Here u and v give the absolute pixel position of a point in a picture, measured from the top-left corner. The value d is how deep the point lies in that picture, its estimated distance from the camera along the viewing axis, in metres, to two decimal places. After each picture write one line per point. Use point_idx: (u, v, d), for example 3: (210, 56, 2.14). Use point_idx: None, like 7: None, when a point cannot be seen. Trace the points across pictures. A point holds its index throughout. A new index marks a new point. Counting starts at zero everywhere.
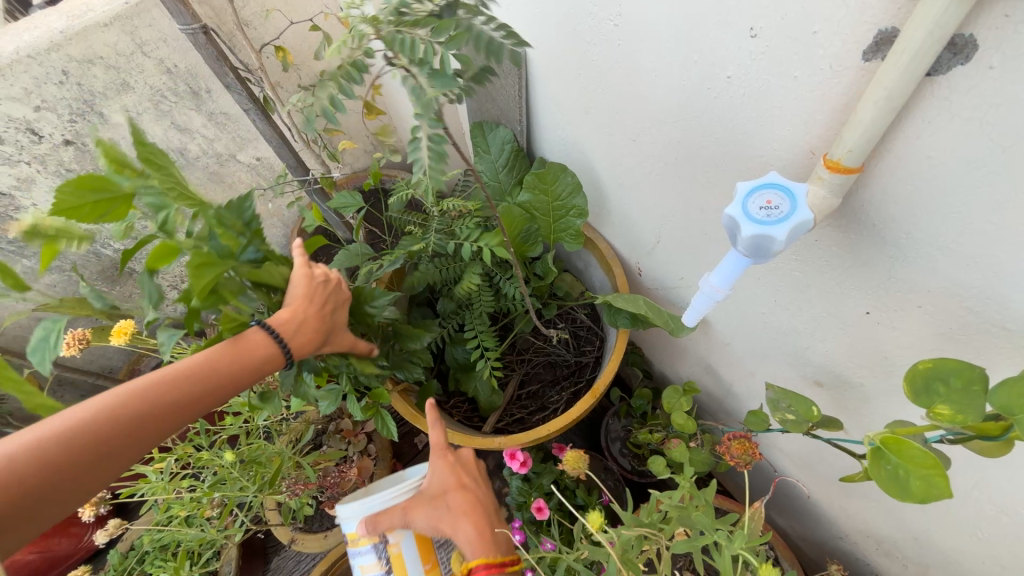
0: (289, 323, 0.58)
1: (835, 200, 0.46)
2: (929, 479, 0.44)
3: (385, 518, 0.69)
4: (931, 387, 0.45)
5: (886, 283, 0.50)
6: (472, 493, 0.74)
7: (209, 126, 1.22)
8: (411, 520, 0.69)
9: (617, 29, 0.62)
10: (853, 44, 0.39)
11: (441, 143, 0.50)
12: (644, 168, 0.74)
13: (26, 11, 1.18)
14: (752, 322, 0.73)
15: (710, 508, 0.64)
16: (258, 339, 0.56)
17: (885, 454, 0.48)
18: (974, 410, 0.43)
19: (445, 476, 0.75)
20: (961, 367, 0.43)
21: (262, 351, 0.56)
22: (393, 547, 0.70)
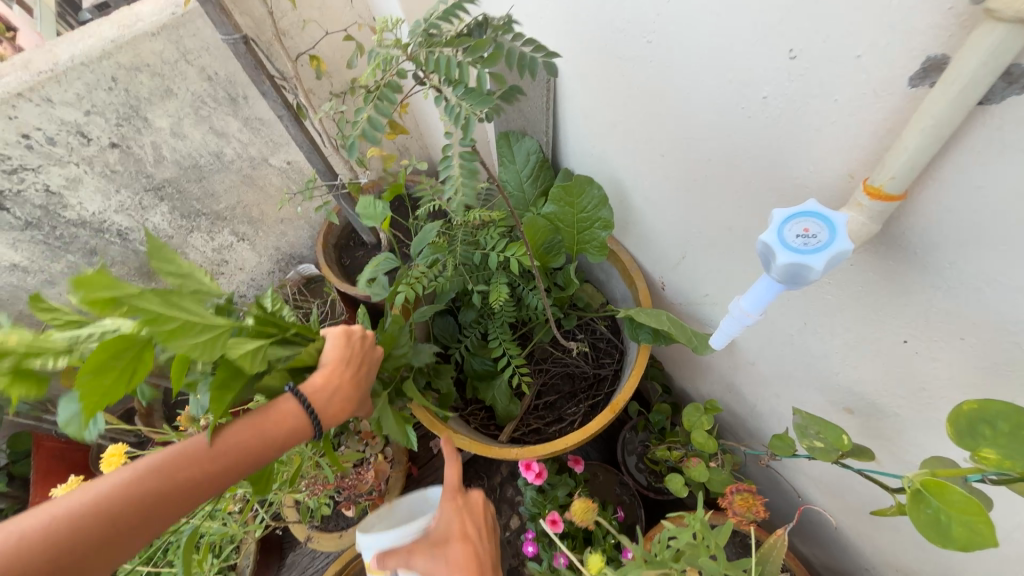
0: (323, 391, 0.59)
1: (875, 226, 0.44)
2: (971, 525, 0.43)
3: (392, 557, 0.70)
4: (976, 429, 0.43)
5: (926, 312, 0.49)
6: (477, 547, 0.71)
7: (244, 131, 1.26)
8: (413, 563, 0.70)
9: (650, 46, 0.62)
10: (899, 70, 0.38)
11: (472, 161, 0.56)
12: (672, 185, 0.74)
13: (77, 16, 1.27)
14: (780, 344, 0.72)
15: (720, 551, 0.63)
16: (292, 408, 0.56)
17: (925, 497, 0.46)
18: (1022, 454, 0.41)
19: (450, 523, 0.73)
20: (1010, 410, 0.42)
21: (294, 423, 0.56)
22: None
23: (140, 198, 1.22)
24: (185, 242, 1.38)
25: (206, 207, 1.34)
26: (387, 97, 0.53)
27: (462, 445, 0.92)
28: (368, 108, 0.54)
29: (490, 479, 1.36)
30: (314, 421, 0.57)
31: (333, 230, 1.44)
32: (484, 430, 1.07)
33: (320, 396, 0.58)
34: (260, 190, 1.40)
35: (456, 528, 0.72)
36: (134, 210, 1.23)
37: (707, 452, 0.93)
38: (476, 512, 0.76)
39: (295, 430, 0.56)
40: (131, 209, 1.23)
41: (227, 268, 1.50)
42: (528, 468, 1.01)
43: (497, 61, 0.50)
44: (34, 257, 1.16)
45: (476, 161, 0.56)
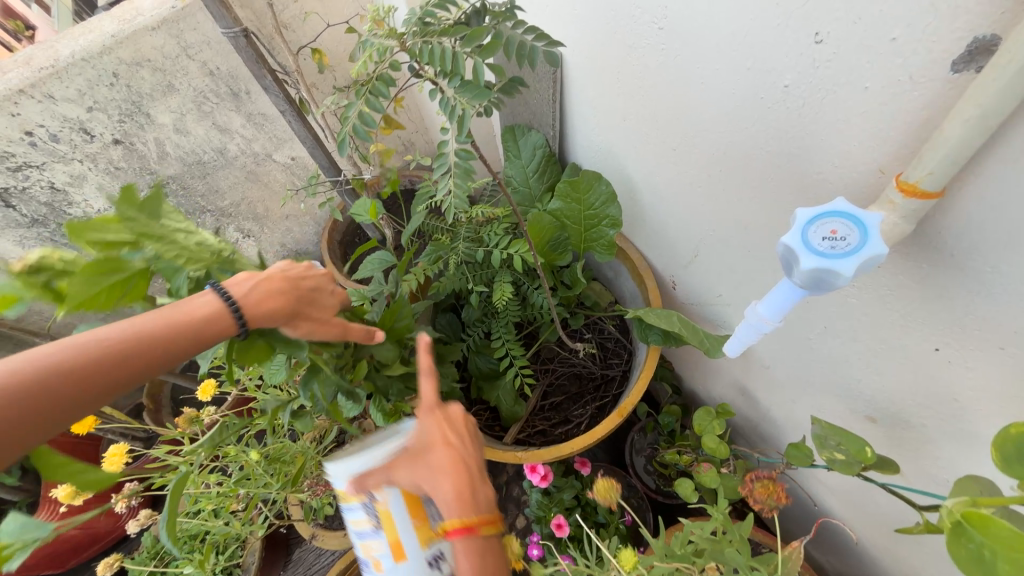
0: (246, 285, 0.51)
1: (906, 227, 0.41)
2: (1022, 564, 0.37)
3: (371, 470, 0.52)
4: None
5: (961, 319, 0.45)
6: (461, 449, 0.53)
7: (248, 126, 1.25)
8: (393, 479, 0.52)
9: (662, 32, 0.58)
10: (940, 54, 0.34)
11: (467, 159, 0.53)
12: (686, 182, 0.70)
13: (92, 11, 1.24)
14: (797, 347, 0.68)
15: (745, 544, 0.62)
16: (207, 302, 0.48)
17: (967, 530, 0.41)
18: None
19: (427, 429, 0.54)
20: None
21: (209, 314, 0.47)
22: (380, 505, 0.53)
23: (145, 195, 1.22)
24: None
25: (210, 203, 1.33)
26: (379, 91, 0.50)
27: None
28: (360, 101, 0.51)
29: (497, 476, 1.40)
30: (236, 315, 0.48)
31: (338, 226, 1.43)
32: (488, 431, 1.05)
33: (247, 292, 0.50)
34: (265, 186, 1.39)
35: (434, 433, 0.54)
36: None
37: (718, 457, 0.90)
38: (456, 417, 0.56)
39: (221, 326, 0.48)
40: None
41: None
42: (533, 471, 0.99)
43: (495, 51, 0.47)
44: (42, 253, 1.19)
45: (470, 158, 0.53)
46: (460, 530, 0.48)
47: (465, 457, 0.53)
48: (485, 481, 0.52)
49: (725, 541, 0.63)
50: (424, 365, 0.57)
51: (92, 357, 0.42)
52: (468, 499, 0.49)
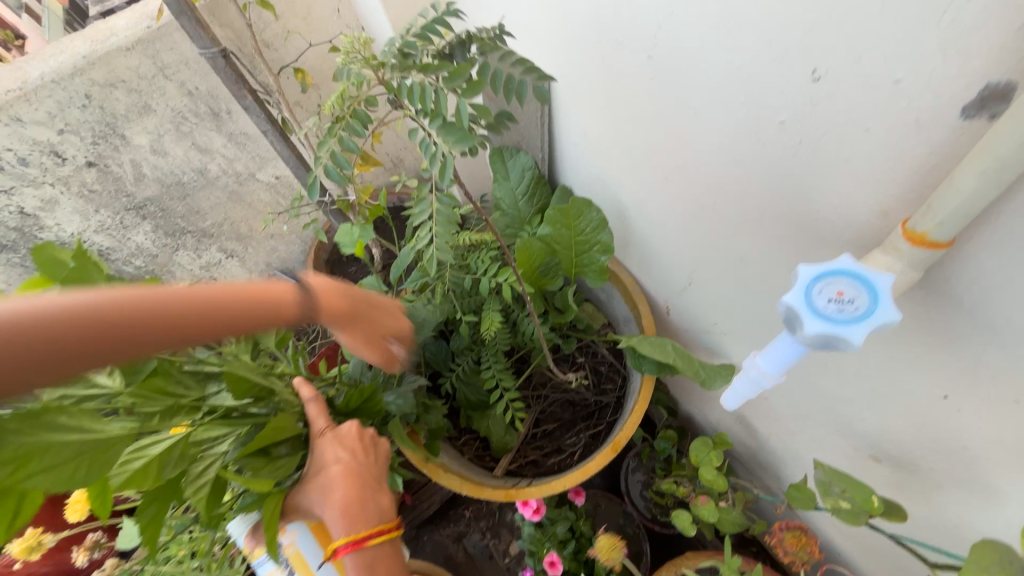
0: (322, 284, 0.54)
1: (914, 275, 0.38)
2: None
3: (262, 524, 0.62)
4: None
5: (972, 368, 0.42)
6: (358, 465, 0.60)
7: (229, 146, 1.21)
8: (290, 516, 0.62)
9: (651, 61, 0.55)
10: (950, 98, 0.32)
11: (450, 205, 0.56)
12: (679, 211, 0.68)
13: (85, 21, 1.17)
14: (796, 383, 0.65)
15: None
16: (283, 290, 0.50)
17: None
18: None
19: (324, 449, 0.61)
20: None
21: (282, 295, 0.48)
22: (289, 547, 0.63)
23: (121, 217, 1.18)
24: (171, 260, 1.33)
25: (191, 224, 1.29)
26: (353, 129, 0.48)
27: (452, 486, 0.85)
28: (331, 139, 0.49)
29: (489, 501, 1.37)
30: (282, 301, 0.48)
31: (324, 246, 1.39)
32: (478, 462, 1.01)
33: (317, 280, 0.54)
34: (248, 206, 1.35)
35: (329, 453, 0.60)
36: (116, 229, 1.19)
37: (716, 490, 0.87)
38: (350, 433, 0.62)
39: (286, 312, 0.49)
40: (112, 229, 1.19)
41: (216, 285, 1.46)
42: (525, 504, 0.96)
43: (479, 89, 0.42)
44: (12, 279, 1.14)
45: (453, 205, 0.56)
46: (352, 544, 0.55)
47: (358, 471, 0.60)
48: (377, 492, 0.60)
49: None
50: (308, 396, 0.65)
51: (183, 308, 0.41)
52: (356, 512, 0.57)
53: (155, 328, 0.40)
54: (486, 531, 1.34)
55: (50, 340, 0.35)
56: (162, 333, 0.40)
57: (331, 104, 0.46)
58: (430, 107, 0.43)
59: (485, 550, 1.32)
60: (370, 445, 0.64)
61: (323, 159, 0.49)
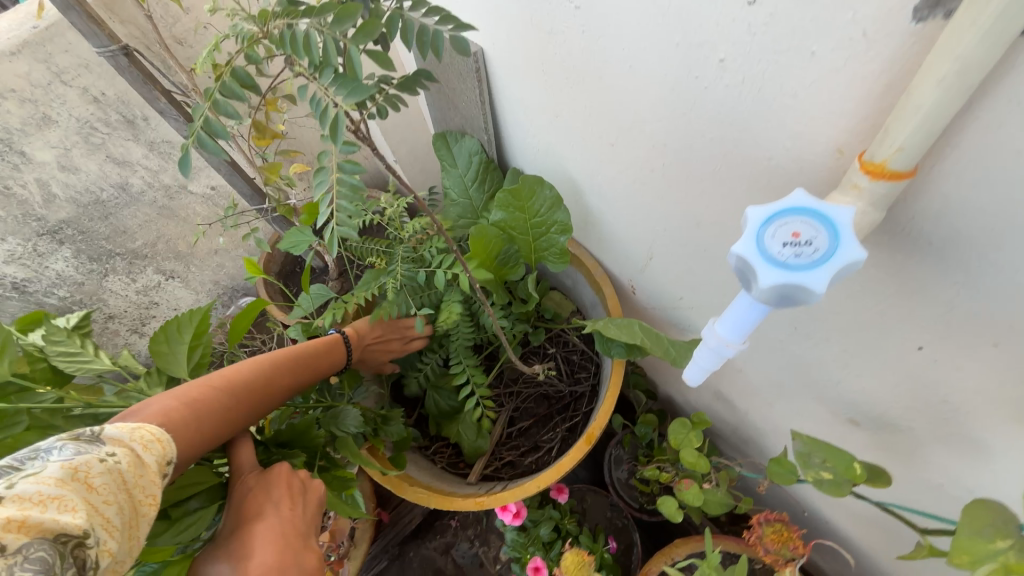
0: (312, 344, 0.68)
1: (878, 214, 0.34)
2: None
3: None
4: None
5: (947, 314, 0.38)
6: (279, 522, 0.45)
7: (152, 157, 1.11)
8: None
9: (580, 13, 0.50)
10: (897, 1, 0.28)
11: (355, 172, 0.43)
12: (630, 180, 0.63)
13: None
14: (766, 352, 0.61)
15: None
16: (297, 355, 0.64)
17: None
18: None
19: (240, 500, 0.47)
20: None
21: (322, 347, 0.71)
22: None
23: (34, 244, 1.06)
24: (102, 287, 1.22)
25: (119, 245, 1.18)
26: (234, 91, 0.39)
27: (419, 500, 0.78)
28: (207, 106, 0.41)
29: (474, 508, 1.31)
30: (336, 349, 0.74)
31: (273, 257, 1.30)
32: (452, 470, 0.95)
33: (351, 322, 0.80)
34: (183, 221, 1.24)
35: (246, 505, 0.46)
36: (30, 257, 1.08)
37: (699, 472, 0.83)
38: (274, 479, 0.48)
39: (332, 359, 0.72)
40: (25, 257, 1.08)
41: (158, 310, 1.34)
42: (504, 509, 0.91)
43: (376, 31, 0.36)
44: None
45: (360, 172, 0.43)
46: None
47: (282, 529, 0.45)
48: (300, 560, 0.44)
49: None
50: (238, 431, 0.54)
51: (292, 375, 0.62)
52: None
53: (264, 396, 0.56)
54: (474, 539, 1.27)
55: (213, 415, 0.47)
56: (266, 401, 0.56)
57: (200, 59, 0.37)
58: (319, 58, 0.37)
59: (473, 559, 1.26)
60: (299, 492, 0.49)
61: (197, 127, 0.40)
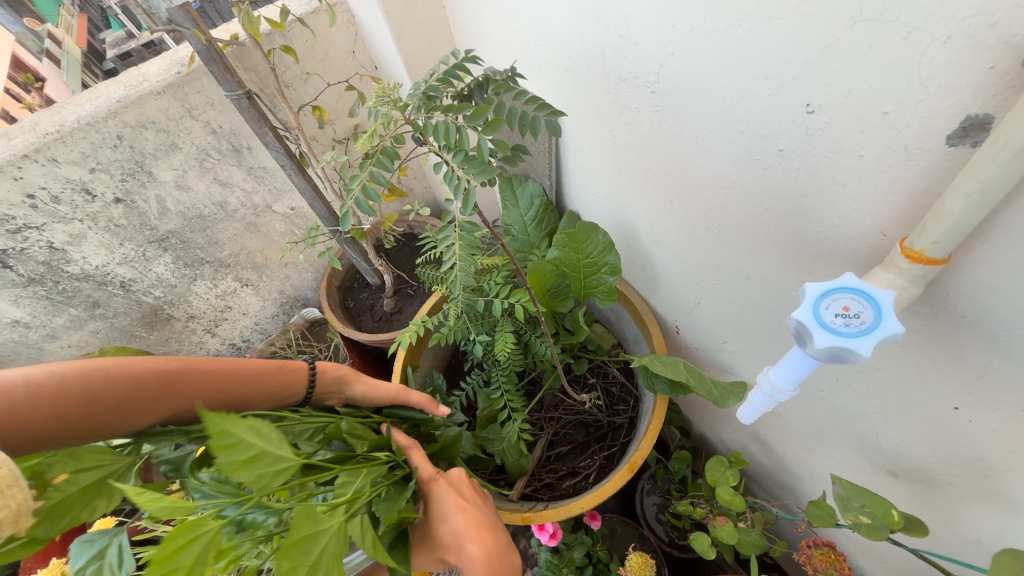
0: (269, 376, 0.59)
1: (915, 290, 0.40)
2: None
3: None
4: None
5: (980, 379, 0.44)
6: (484, 513, 0.51)
7: (248, 180, 1.27)
8: None
9: (654, 96, 0.59)
10: (934, 128, 0.35)
11: (472, 231, 0.60)
12: (686, 234, 0.71)
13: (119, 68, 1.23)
14: (809, 399, 0.66)
15: None
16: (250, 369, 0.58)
17: None
18: None
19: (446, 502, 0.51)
20: None
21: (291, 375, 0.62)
22: None
23: (144, 250, 1.22)
24: (189, 291, 1.37)
25: (210, 255, 1.33)
26: (383, 164, 0.53)
27: None
28: (364, 173, 0.54)
29: (502, 529, 1.35)
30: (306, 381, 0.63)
31: (337, 273, 1.42)
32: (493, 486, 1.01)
33: (329, 373, 0.66)
34: (264, 236, 1.39)
35: (449, 497, 0.51)
36: (138, 261, 1.23)
37: (735, 511, 0.86)
38: (463, 480, 0.55)
39: (276, 387, 0.60)
40: (134, 260, 1.22)
41: (231, 314, 1.49)
42: (541, 529, 0.94)
43: (498, 127, 0.48)
44: (35, 311, 1.17)
45: (475, 230, 0.60)
46: None
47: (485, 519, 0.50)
48: (511, 548, 0.48)
49: None
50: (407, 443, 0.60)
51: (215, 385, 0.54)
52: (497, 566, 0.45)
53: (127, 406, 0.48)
54: None
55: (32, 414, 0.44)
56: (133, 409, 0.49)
57: (363, 143, 0.51)
58: (454, 143, 0.48)
59: None
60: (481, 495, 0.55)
61: (356, 189, 0.54)
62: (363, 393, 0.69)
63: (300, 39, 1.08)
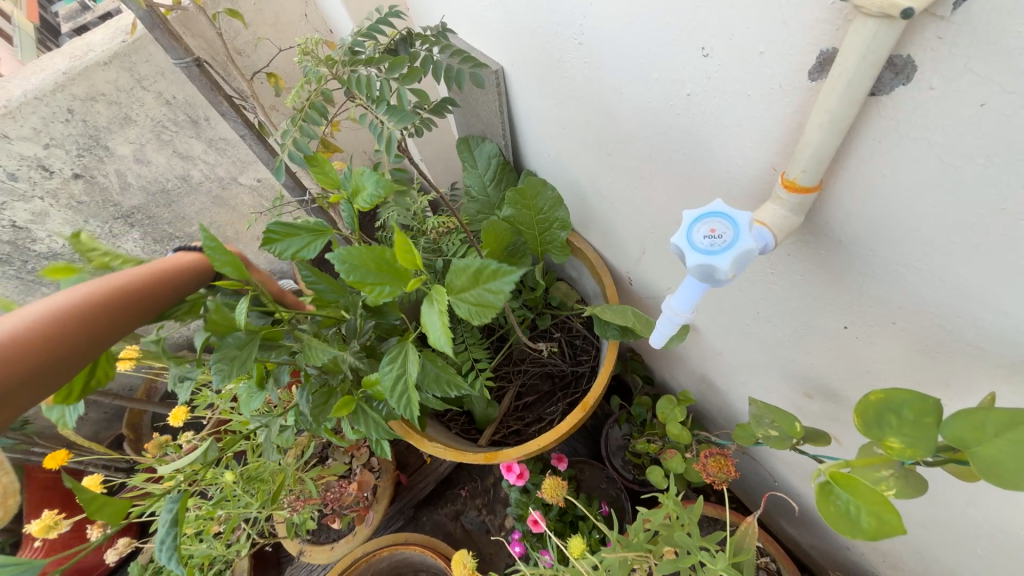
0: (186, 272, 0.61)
1: (795, 219, 0.45)
2: (884, 517, 0.40)
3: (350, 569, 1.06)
4: (883, 420, 0.43)
5: (859, 298, 0.49)
6: None
7: (209, 152, 1.26)
8: None
9: (581, 49, 0.62)
10: (798, 65, 0.38)
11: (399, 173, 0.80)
12: (625, 184, 0.74)
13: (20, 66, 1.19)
14: (738, 333, 0.72)
15: (695, 526, 0.60)
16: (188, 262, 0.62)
17: (834, 489, 0.45)
18: (926, 444, 0.41)
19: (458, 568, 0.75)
20: (914, 398, 0.41)
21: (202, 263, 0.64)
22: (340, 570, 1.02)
23: (110, 226, 1.22)
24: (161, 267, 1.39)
25: (178, 230, 1.34)
26: (312, 118, 0.60)
27: (438, 455, 0.91)
28: (294, 129, 0.60)
29: (483, 479, 1.45)
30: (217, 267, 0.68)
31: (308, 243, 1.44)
32: (464, 435, 1.08)
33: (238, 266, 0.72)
34: (232, 210, 1.40)
35: None
36: (106, 238, 1.23)
37: (683, 443, 0.94)
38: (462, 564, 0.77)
39: (201, 267, 0.63)
40: (102, 237, 1.23)
41: None
42: (510, 470, 1.02)
43: (414, 78, 0.56)
44: (8, 292, 1.19)
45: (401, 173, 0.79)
46: None
47: None
48: None
49: (675, 525, 0.61)
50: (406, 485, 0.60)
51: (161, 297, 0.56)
52: None
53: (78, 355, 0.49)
54: (481, 507, 1.41)
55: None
56: (80, 356, 0.49)
57: (291, 98, 0.58)
58: (376, 95, 0.55)
59: (481, 525, 1.40)
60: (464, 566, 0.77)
61: (286, 142, 0.59)
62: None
63: (247, 2, 1.05)
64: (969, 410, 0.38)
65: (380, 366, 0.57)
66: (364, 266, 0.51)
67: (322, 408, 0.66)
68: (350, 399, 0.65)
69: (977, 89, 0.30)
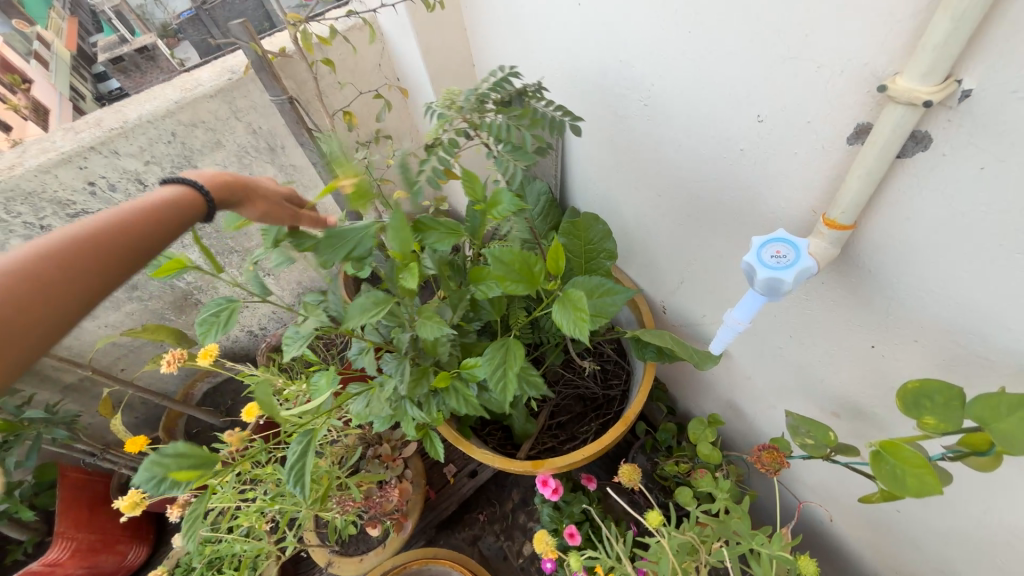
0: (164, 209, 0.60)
1: (834, 251, 0.55)
2: (922, 478, 0.49)
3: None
4: (919, 402, 0.51)
5: (885, 319, 0.59)
6: None
7: (279, 176, 1.40)
8: None
9: (646, 108, 0.75)
10: (839, 132, 0.51)
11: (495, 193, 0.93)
12: (670, 221, 0.85)
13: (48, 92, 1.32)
14: (770, 356, 0.81)
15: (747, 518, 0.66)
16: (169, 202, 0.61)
17: (883, 456, 0.53)
18: (955, 421, 0.49)
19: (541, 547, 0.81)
20: (942, 385, 0.50)
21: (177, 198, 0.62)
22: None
23: None
24: None
25: None
26: (448, 149, 0.72)
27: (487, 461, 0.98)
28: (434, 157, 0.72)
29: (502, 505, 1.47)
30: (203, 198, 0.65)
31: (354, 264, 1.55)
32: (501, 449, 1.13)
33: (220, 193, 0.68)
34: None
35: None
36: None
37: (713, 463, 1.00)
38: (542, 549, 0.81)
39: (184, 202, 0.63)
40: None
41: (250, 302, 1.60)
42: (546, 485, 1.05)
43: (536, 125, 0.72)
44: None
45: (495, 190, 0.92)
46: None
47: None
48: None
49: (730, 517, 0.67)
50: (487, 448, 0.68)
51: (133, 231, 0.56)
52: None
53: (71, 289, 0.49)
54: (499, 533, 1.43)
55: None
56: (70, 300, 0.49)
57: (432, 132, 0.71)
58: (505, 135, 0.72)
59: (498, 551, 1.41)
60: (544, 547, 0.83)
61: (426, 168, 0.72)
62: (259, 218, 0.71)
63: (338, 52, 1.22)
64: (990, 395, 0.47)
65: (483, 355, 0.66)
66: (510, 264, 0.63)
67: (417, 382, 0.72)
68: (446, 375, 0.73)
69: (979, 156, 0.42)
